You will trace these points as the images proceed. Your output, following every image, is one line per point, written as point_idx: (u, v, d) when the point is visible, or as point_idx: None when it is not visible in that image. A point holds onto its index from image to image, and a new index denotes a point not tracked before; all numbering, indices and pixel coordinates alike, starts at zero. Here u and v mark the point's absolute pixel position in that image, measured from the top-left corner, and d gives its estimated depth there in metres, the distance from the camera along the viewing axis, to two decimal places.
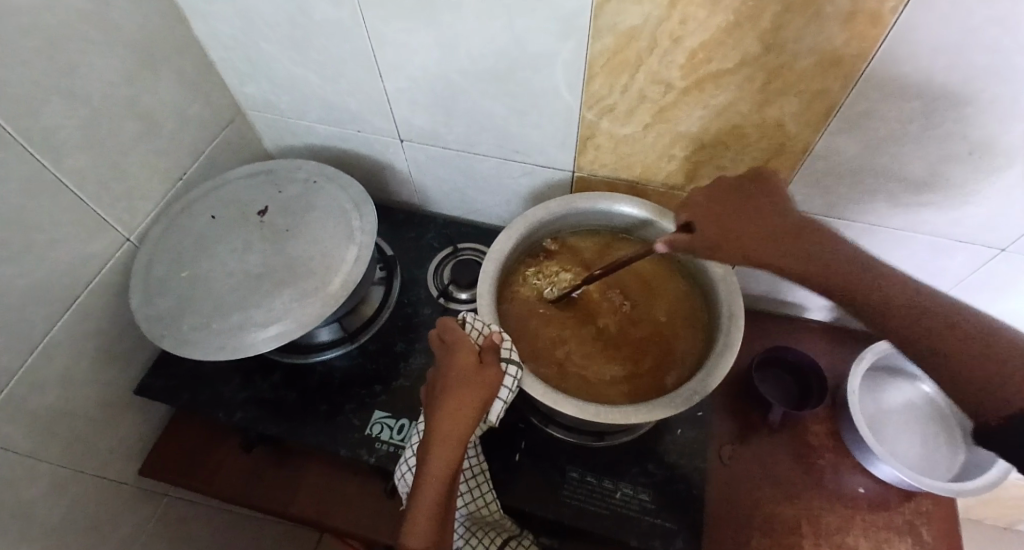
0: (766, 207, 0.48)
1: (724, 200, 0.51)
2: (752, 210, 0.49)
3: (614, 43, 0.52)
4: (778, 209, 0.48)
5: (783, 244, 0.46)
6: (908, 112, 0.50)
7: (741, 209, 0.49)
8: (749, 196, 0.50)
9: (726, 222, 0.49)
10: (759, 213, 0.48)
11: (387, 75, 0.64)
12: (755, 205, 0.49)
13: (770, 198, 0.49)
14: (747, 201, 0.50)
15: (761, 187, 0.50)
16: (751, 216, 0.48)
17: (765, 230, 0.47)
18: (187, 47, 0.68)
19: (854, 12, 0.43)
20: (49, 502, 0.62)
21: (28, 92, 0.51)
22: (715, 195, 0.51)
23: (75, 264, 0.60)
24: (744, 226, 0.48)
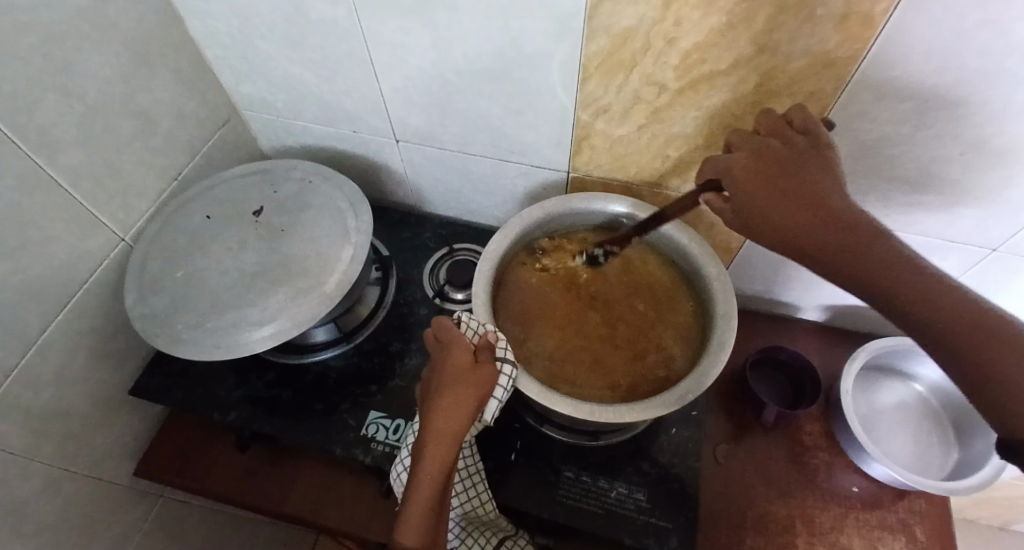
0: (815, 166, 0.43)
1: (771, 153, 0.45)
2: (800, 167, 0.43)
3: (609, 44, 0.53)
4: (826, 171, 0.43)
5: (827, 215, 0.41)
6: (900, 114, 0.50)
7: (788, 164, 0.44)
8: (796, 152, 0.44)
9: (770, 179, 0.43)
10: (807, 172, 0.43)
11: (384, 75, 0.65)
12: (803, 162, 0.44)
13: (819, 154, 0.44)
14: (795, 157, 0.44)
15: (810, 142, 0.45)
16: (799, 174, 0.43)
17: (810, 195, 0.42)
18: (182, 46, 0.68)
19: (846, 14, 0.44)
20: (42, 502, 0.62)
21: (23, 89, 0.51)
22: (757, 147, 0.46)
23: (70, 263, 0.60)
24: (788, 188, 0.43)
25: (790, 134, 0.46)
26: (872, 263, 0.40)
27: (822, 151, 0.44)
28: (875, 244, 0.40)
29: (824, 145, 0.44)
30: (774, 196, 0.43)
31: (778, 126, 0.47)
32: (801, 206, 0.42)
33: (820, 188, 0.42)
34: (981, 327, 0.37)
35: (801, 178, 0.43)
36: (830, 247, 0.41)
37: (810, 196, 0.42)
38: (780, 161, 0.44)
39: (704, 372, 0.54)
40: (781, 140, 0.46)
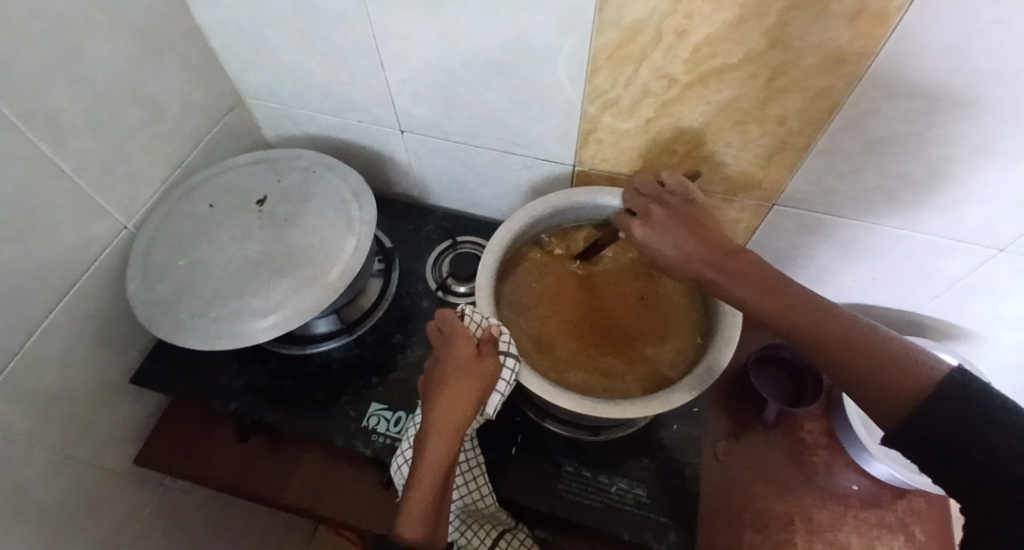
0: (692, 220, 0.54)
1: (655, 214, 0.56)
2: (682, 222, 0.54)
3: (618, 37, 0.52)
4: (703, 223, 0.53)
5: (707, 259, 0.51)
6: (910, 113, 0.50)
7: (670, 222, 0.54)
8: (676, 210, 0.55)
9: (659, 236, 0.54)
10: (687, 226, 0.53)
11: (390, 65, 0.64)
12: (683, 219, 0.54)
13: (691, 210, 0.55)
14: (676, 215, 0.55)
15: (683, 200, 0.56)
16: (680, 228, 0.53)
17: (692, 244, 0.52)
18: (188, 34, 0.67)
19: (861, 11, 0.43)
20: (44, 489, 0.62)
21: (32, 76, 0.51)
22: (645, 212, 0.57)
23: (74, 250, 0.60)
24: (673, 241, 0.53)
25: (666, 195, 0.57)
26: (750, 288, 0.48)
27: (692, 205, 0.55)
28: (751, 275, 0.48)
29: (695, 201, 0.55)
30: (665, 248, 0.53)
31: (653, 188, 0.58)
32: (685, 253, 0.52)
33: (700, 237, 0.52)
34: (847, 332, 0.42)
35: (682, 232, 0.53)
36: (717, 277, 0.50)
37: (692, 245, 0.52)
38: (662, 220, 0.55)
39: (710, 370, 0.54)
40: (661, 201, 0.57)
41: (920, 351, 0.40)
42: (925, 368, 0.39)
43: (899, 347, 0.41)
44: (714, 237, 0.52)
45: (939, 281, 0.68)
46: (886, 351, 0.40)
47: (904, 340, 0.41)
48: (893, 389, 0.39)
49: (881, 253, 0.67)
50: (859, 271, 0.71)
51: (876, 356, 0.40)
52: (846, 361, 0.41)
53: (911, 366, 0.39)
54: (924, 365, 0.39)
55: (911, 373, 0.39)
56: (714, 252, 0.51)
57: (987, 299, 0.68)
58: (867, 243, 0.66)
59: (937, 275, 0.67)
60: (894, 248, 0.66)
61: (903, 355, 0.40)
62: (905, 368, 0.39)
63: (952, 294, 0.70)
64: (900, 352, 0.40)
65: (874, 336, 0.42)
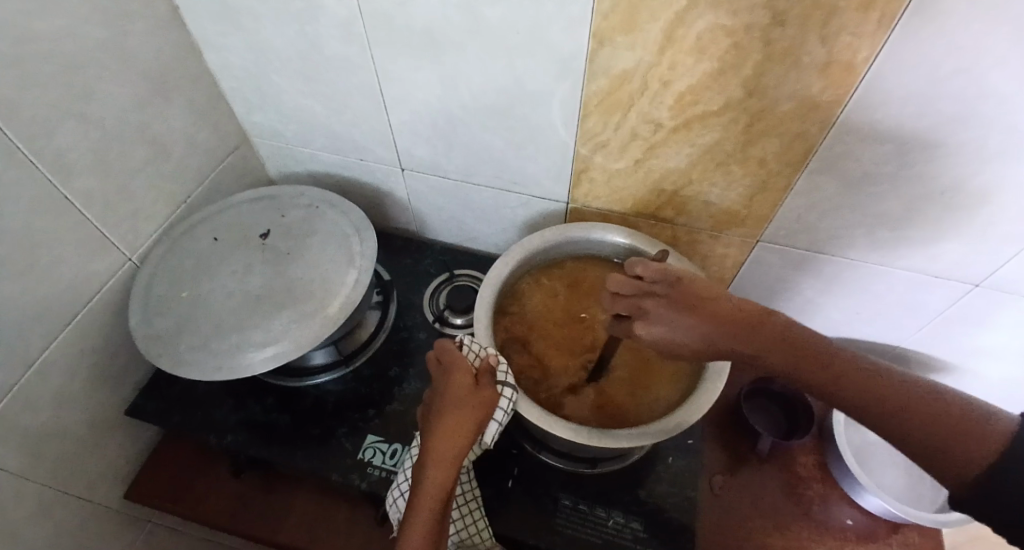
0: (697, 310, 0.49)
1: (652, 311, 0.50)
2: (688, 313, 0.49)
3: (607, 85, 0.56)
4: (708, 305, 0.49)
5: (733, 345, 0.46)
6: (882, 155, 0.53)
7: (677, 317, 0.49)
8: (675, 300, 0.50)
9: (673, 333, 0.49)
10: (697, 313, 0.49)
11: (392, 108, 0.68)
12: (688, 306, 0.49)
13: (689, 292, 0.50)
14: (677, 307, 0.49)
15: (671, 286, 0.51)
16: (687, 319, 0.48)
17: (712, 332, 0.47)
18: (199, 78, 0.71)
19: (828, 63, 0.47)
20: (32, 525, 0.61)
21: (44, 114, 0.54)
22: (638, 311, 0.51)
23: (78, 282, 0.61)
24: (687, 336, 0.48)
25: (653, 286, 0.52)
26: (794, 363, 0.44)
27: (684, 286, 0.50)
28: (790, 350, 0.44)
29: (681, 281, 0.51)
30: (684, 342, 0.48)
31: (631, 284, 0.52)
32: (708, 343, 0.48)
33: (715, 324, 0.47)
34: (901, 395, 0.40)
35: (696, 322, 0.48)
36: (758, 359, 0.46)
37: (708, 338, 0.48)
38: (665, 315, 0.50)
39: (700, 401, 0.55)
40: (649, 293, 0.52)
41: (974, 402, 0.39)
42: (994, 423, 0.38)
43: (954, 401, 0.39)
44: (727, 318, 0.47)
45: (922, 315, 0.71)
46: (948, 410, 0.39)
47: (949, 388, 0.40)
48: (962, 455, 0.37)
49: (865, 288, 0.70)
50: (845, 304, 0.74)
51: (942, 418, 0.39)
52: (911, 430, 0.39)
53: (972, 421, 0.38)
54: (983, 420, 0.38)
55: (982, 430, 0.37)
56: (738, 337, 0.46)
57: (969, 332, 0.70)
58: (851, 278, 0.69)
59: (920, 308, 0.70)
60: (878, 282, 0.68)
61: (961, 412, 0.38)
62: (971, 429, 0.38)
63: (936, 327, 0.72)
64: (959, 409, 0.39)
65: (929, 392, 0.40)
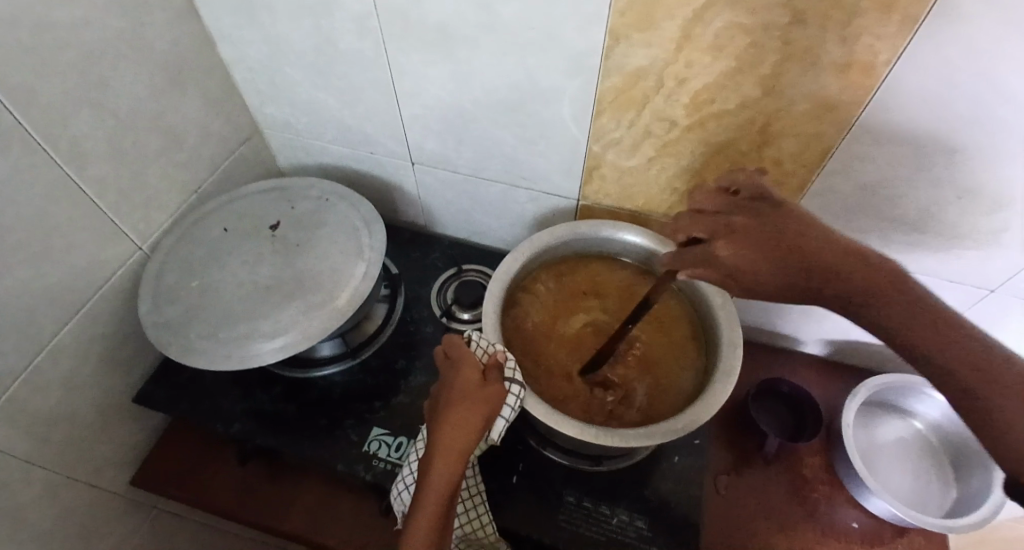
0: (787, 230, 0.40)
1: (741, 231, 0.42)
2: (776, 234, 0.40)
3: (621, 82, 0.55)
4: (807, 230, 0.40)
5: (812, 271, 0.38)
6: (899, 158, 0.53)
7: (766, 234, 0.41)
8: (768, 219, 0.42)
9: (753, 253, 0.40)
10: (791, 236, 0.40)
11: (403, 102, 0.67)
12: (783, 227, 0.41)
13: (790, 217, 0.41)
14: (766, 226, 0.41)
15: (771, 205, 0.44)
16: (784, 238, 0.40)
17: (799, 254, 0.39)
18: (212, 69, 0.71)
19: (848, 64, 0.47)
20: (40, 508, 0.62)
21: (61, 103, 0.54)
22: (723, 228, 0.43)
23: (89, 270, 0.62)
24: (765, 256, 0.40)
25: (751, 206, 0.44)
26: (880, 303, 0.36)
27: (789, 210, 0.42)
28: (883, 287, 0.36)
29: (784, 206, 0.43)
30: (765, 266, 0.40)
31: (723, 198, 0.46)
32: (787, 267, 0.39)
33: (808, 244, 0.39)
34: (984, 362, 0.33)
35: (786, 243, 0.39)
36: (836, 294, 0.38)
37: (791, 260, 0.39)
38: (753, 236, 0.41)
39: (710, 400, 0.55)
40: (745, 211, 0.44)
41: None
42: None
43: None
44: (818, 241, 0.39)
45: None
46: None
47: None
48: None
49: None
50: None
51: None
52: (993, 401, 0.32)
53: None
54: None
55: None
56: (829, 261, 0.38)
57: None
58: None
59: None
60: None
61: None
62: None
63: None
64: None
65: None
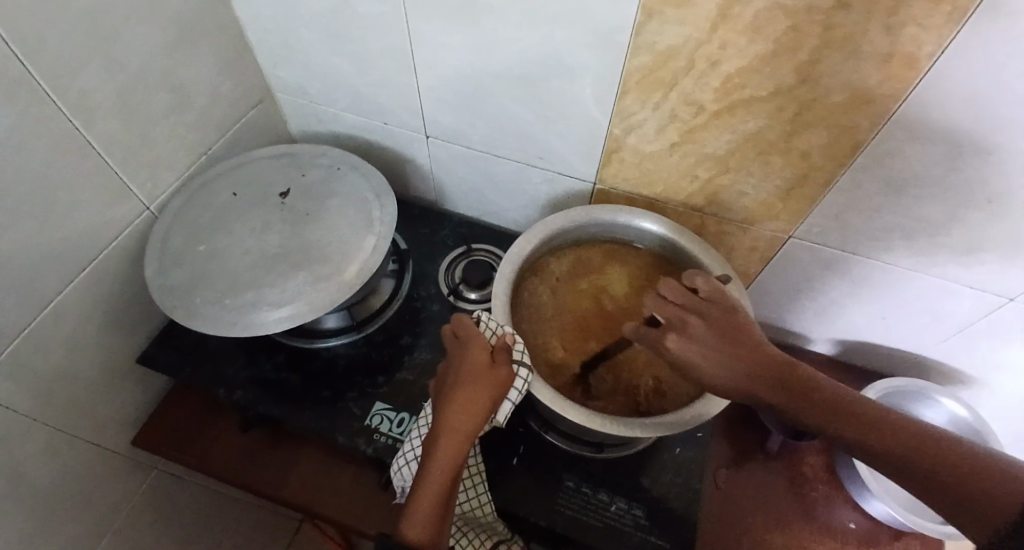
0: (733, 338, 0.46)
1: (693, 328, 0.47)
2: (723, 338, 0.46)
3: (650, 62, 0.53)
4: (739, 333, 0.46)
5: (750, 377, 0.44)
6: (932, 157, 0.51)
7: (711, 339, 0.46)
8: (716, 322, 0.47)
9: (701, 354, 0.46)
10: (728, 343, 0.46)
11: (420, 71, 0.65)
12: (725, 331, 0.47)
13: (733, 320, 0.47)
14: (714, 331, 0.47)
15: (720, 307, 0.49)
16: (722, 341, 0.46)
17: (736, 361, 0.45)
18: (225, 25, 0.69)
19: (890, 54, 0.45)
20: (39, 464, 0.62)
21: (68, 51, 0.52)
22: (678, 323, 0.48)
23: (96, 227, 0.61)
24: (714, 357, 0.46)
25: (703, 305, 0.49)
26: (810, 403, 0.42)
27: (733, 315, 0.48)
28: (804, 395, 0.42)
29: (733, 311, 0.49)
30: (707, 369, 0.45)
31: (682, 295, 0.50)
32: (726, 372, 0.45)
33: (745, 352, 0.45)
34: (925, 446, 0.38)
35: (727, 350, 0.46)
36: (776, 394, 0.43)
37: (728, 366, 0.45)
38: (699, 332, 0.47)
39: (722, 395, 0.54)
40: (697, 310, 0.49)
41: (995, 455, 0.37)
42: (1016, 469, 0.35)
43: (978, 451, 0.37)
44: (749, 347, 0.46)
45: (949, 325, 0.69)
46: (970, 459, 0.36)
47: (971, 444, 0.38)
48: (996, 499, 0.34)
49: (893, 293, 0.68)
50: (869, 309, 0.72)
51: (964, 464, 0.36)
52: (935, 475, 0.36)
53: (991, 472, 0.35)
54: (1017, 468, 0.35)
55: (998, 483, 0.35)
56: (756, 369, 0.44)
57: (996, 346, 0.69)
58: (879, 282, 0.67)
59: (947, 318, 0.68)
60: (907, 289, 0.66)
61: (988, 460, 0.36)
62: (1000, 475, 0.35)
63: (961, 339, 0.70)
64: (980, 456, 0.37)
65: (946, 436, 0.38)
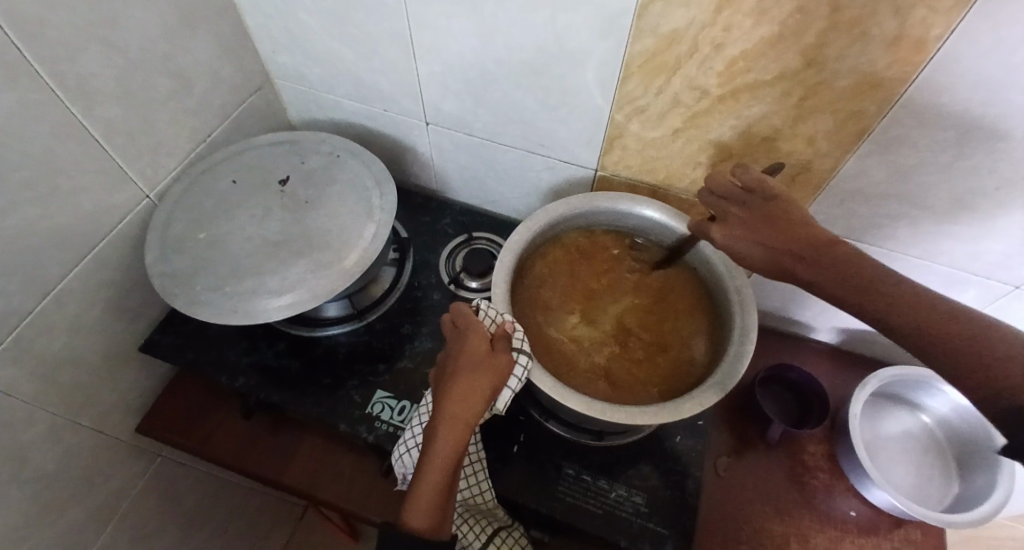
0: (776, 222, 0.49)
1: (733, 217, 0.52)
2: (766, 221, 0.49)
3: (654, 46, 0.53)
4: (782, 217, 0.49)
5: (789, 252, 0.47)
6: (941, 143, 0.50)
7: (754, 222, 0.50)
8: (760, 210, 0.50)
9: (742, 237, 0.50)
10: (768, 226, 0.49)
11: (421, 57, 0.64)
12: (764, 216, 0.50)
13: (778, 208, 0.50)
14: (756, 216, 0.50)
15: (766, 197, 0.51)
16: (764, 225, 0.49)
17: (775, 237, 0.48)
18: (224, 10, 0.68)
19: (899, 37, 0.44)
20: (43, 449, 0.62)
21: (67, 36, 0.51)
22: (721, 214, 0.53)
23: (96, 213, 0.60)
24: (754, 238, 0.49)
25: (745, 194, 0.52)
26: (845, 278, 0.43)
27: (775, 203, 0.50)
28: (839, 267, 0.44)
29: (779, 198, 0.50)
30: (748, 249, 0.49)
31: (729, 187, 0.53)
32: (764, 251, 0.48)
33: (788, 231, 0.48)
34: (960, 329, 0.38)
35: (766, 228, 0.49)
36: (808, 269, 0.45)
37: (768, 244, 0.48)
38: (742, 221, 0.51)
39: (720, 386, 0.54)
40: (741, 202, 0.52)
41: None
42: None
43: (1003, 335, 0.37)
44: (798, 227, 0.48)
45: None
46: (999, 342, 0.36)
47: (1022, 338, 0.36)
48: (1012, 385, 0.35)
49: None
50: None
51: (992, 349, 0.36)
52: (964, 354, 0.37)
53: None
54: None
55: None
56: (797, 244, 0.47)
57: None
58: None
59: None
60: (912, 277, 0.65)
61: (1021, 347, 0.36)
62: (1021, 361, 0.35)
63: None
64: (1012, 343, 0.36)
65: (975, 320, 0.38)
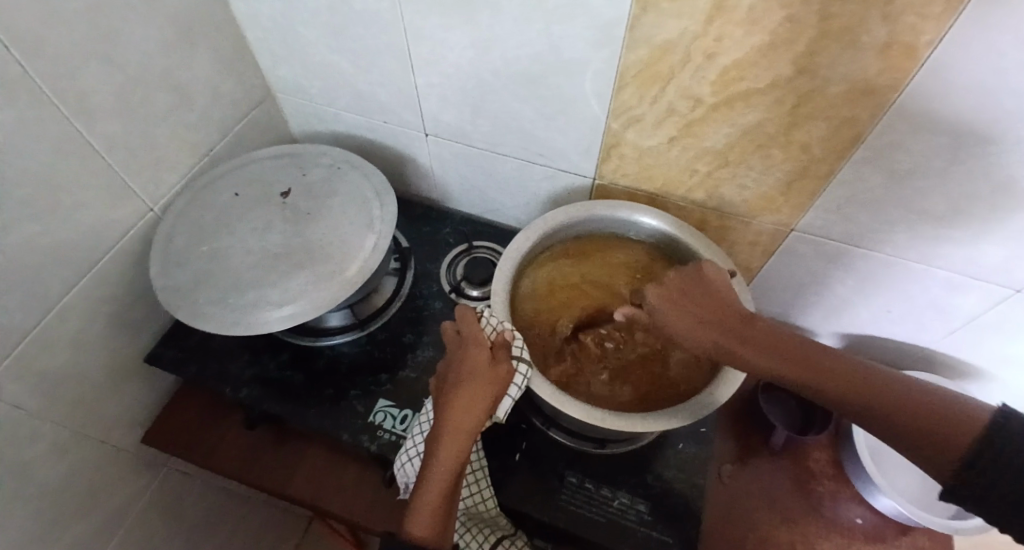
0: (705, 301, 0.56)
1: (670, 291, 0.58)
2: (695, 300, 0.56)
3: (647, 55, 0.53)
4: (706, 297, 0.56)
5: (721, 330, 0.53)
6: (934, 148, 0.50)
7: (685, 301, 0.57)
8: (688, 292, 0.57)
9: (678, 318, 0.56)
10: (698, 302, 0.56)
11: (419, 69, 0.65)
12: (692, 296, 0.57)
13: (704, 286, 0.57)
14: (688, 295, 0.57)
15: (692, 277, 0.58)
16: (694, 305, 0.56)
17: (705, 316, 0.55)
18: (224, 26, 0.69)
19: (890, 44, 0.44)
20: (50, 463, 0.63)
21: (68, 54, 0.53)
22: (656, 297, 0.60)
23: (99, 228, 0.61)
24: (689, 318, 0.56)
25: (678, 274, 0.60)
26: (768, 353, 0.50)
27: (701, 282, 0.57)
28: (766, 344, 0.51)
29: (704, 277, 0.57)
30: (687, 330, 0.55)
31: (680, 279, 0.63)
32: (701, 329, 0.55)
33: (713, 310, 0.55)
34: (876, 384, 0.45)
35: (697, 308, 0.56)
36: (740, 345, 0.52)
37: (698, 322, 0.55)
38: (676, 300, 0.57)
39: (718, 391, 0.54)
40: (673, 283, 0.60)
41: (952, 402, 0.42)
42: (975, 418, 0.41)
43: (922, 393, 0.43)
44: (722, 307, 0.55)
45: (955, 318, 0.68)
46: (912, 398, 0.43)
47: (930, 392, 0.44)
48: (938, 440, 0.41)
49: (898, 287, 0.67)
50: (874, 302, 0.71)
51: (884, 395, 0.44)
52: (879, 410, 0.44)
53: (944, 413, 0.42)
54: (961, 411, 0.41)
55: (955, 434, 0.41)
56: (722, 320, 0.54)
57: (1003, 340, 0.68)
58: (885, 276, 0.66)
59: (952, 311, 0.67)
60: (912, 282, 0.65)
61: (943, 407, 0.42)
62: (945, 417, 0.41)
63: (966, 332, 0.69)
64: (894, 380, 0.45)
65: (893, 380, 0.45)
